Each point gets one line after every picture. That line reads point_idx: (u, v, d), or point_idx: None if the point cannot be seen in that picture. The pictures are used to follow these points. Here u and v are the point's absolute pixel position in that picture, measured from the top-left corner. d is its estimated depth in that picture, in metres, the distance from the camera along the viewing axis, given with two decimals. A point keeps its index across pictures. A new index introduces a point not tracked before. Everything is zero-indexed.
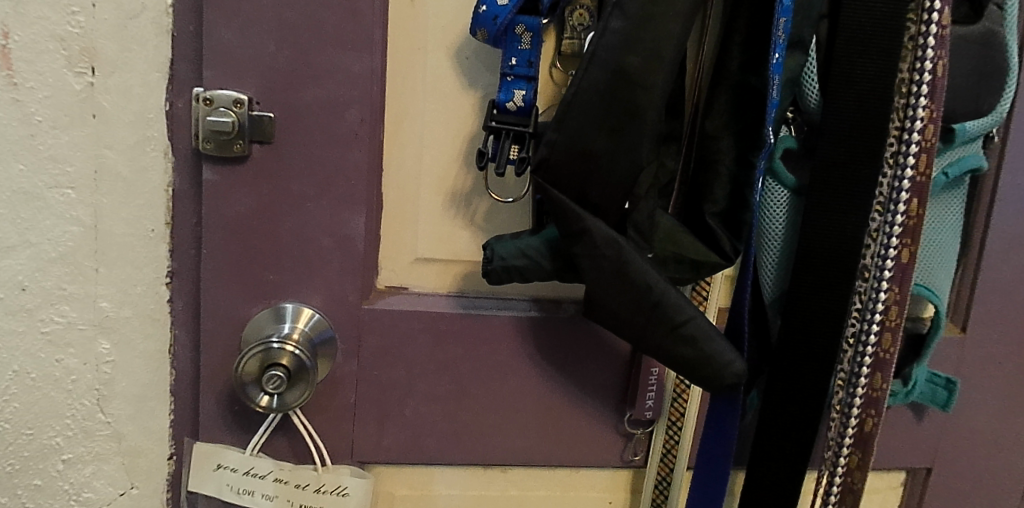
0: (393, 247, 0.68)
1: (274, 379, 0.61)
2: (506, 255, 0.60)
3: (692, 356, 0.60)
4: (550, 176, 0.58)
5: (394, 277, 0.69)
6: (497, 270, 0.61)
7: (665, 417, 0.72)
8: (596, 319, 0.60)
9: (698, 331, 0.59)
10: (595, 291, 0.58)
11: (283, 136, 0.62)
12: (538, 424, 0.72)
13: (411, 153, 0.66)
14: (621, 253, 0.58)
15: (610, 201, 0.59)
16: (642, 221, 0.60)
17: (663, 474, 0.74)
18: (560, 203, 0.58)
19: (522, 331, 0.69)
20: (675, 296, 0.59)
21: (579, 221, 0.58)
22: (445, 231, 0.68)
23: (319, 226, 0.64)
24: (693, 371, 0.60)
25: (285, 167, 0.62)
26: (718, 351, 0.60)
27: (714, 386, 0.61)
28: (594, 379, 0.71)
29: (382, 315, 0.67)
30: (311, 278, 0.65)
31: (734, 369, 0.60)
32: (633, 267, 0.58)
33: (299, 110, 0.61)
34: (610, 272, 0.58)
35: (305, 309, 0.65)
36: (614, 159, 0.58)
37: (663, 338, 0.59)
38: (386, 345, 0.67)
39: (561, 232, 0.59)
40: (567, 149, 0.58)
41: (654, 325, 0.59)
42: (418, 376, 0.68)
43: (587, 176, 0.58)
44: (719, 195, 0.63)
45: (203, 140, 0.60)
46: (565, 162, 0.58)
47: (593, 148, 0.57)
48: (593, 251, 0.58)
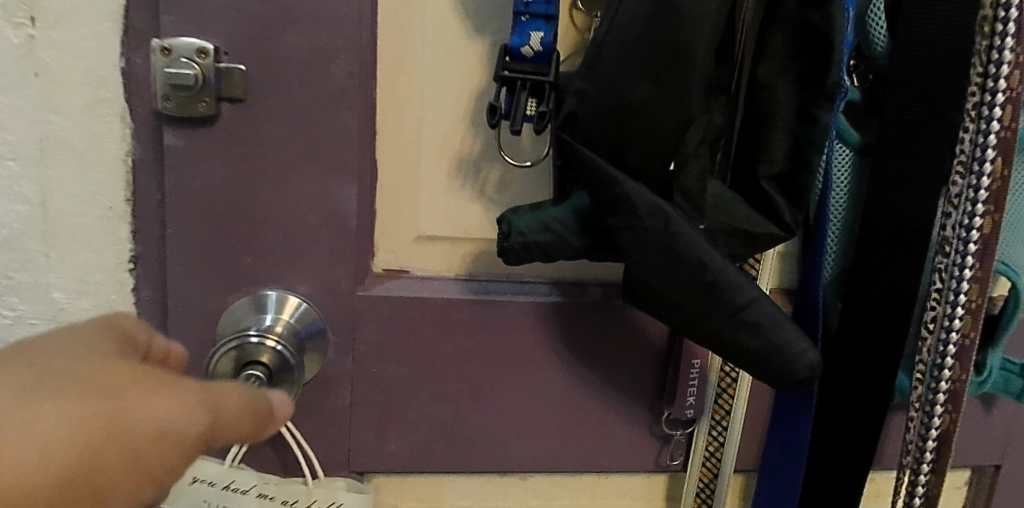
0: (390, 223, 0.59)
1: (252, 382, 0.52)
2: (526, 230, 0.51)
3: (756, 347, 0.50)
4: (580, 134, 0.49)
5: (394, 260, 0.60)
6: (515, 248, 0.51)
7: (708, 416, 0.63)
8: (640, 304, 0.50)
9: (763, 317, 0.50)
10: (638, 271, 0.49)
11: (257, 94, 0.52)
12: (561, 423, 0.63)
13: (409, 114, 0.56)
14: (667, 226, 0.48)
15: (651, 162, 0.49)
16: (691, 185, 0.50)
17: (706, 481, 0.64)
18: (593, 167, 0.48)
19: (542, 319, 0.59)
20: (733, 275, 0.49)
21: (616, 186, 0.48)
22: (451, 204, 0.58)
23: (304, 199, 0.54)
24: (755, 364, 0.51)
25: (261, 130, 0.53)
26: (787, 340, 0.50)
27: (783, 382, 0.52)
28: (625, 373, 0.62)
29: (379, 303, 0.57)
30: (296, 261, 0.55)
31: (808, 360, 0.51)
32: (682, 241, 0.48)
33: (276, 62, 0.52)
34: (654, 248, 0.48)
35: (291, 297, 0.56)
36: (653, 113, 0.47)
37: (722, 328, 0.50)
38: (383, 337, 0.58)
39: (594, 200, 0.49)
40: (598, 101, 0.48)
41: (710, 310, 0.49)
42: (423, 373, 0.59)
43: (623, 132, 0.48)
44: (776, 154, 0.54)
45: (163, 98, 0.51)
46: (595, 117, 0.48)
47: (629, 98, 0.47)
48: (634, 222, 0.48)
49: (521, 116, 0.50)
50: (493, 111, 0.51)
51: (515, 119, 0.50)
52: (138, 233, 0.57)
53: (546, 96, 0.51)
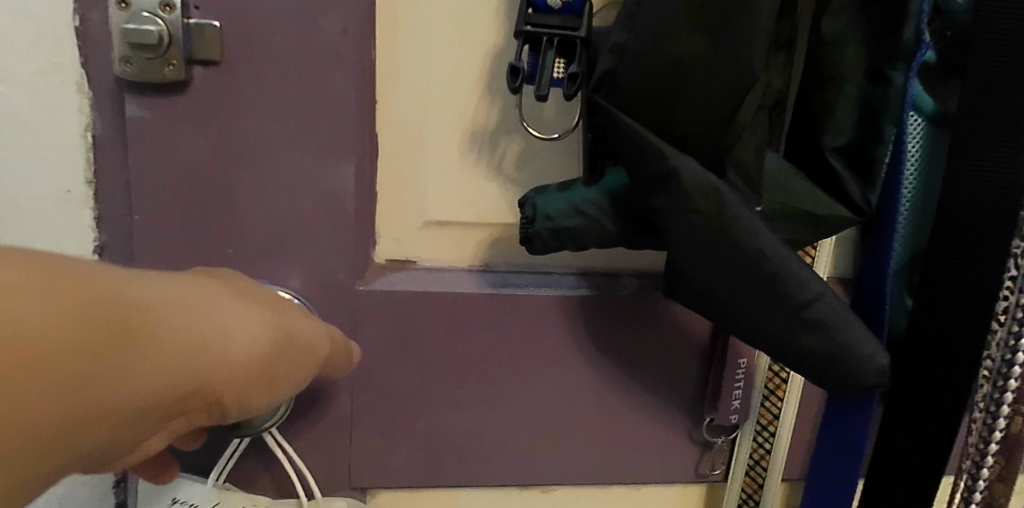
0: (393, 208, 0.51)
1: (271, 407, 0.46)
2: (554, 214, 0.43)
3: (822, 350, 0.42)
4: (619, 98, 0.41)
5: (399, 249, 0.52)
6: (541, 234, 0.44)
7: (754, 420, 0.56)
8: (687, 300, 0.43)
9: (830, 314, 0.42)
10: (685, 261, 0.41)
11: (236, 56, 0.44)
12: (589, 432, 0.55)
13: (414, 80, 0.48)
14: (722, 208, 0.40)
15: (703, 133, 0.41)
16: (748, 160, 0.42)
17: (750, 492, 0.58)
18: (639, 139, 0.40)
19: (569, 316, 0.52)
20: (796, 266, 0.41)
21: (661, 161, 0.40)
22: (463, 184, 0.50)
23: (293, 179, 0.46)
24: (819, 370, 0.43)
25: (241, 98, 0.45)
26: (855, 340, 0.43)
27: (850, 389, 0.44)
28: (662, 374, 0.55)
29: (382, 300, 0.49)
30: (286, 253, 0.48)
31: (879, 364, 0.43)
32: (739, 226, 0.40)
33: (257, 18, 0.43)
34: (706, 234, 0.40)
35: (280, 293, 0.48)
36: (707, 73, 0.40)
37: (782, 328, 0.42)
38: (388, 338, 0.50)
39: (634, 178, 0.41)
40: (643, 59, 0.40)
41: (769, 307, 0.42)
42: (432, 378, 0.52)
43: (672, 97, 0.40)
44: (843, 123, 0.47)
45: (122, 61, 0.43)
46: (639, 79, 0.40)
47: (680, 55, 0.40)
48: (684, 204, 0.40)
49: (548, 80, 0.42)
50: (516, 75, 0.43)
51: (541, 84, 0.42)
52: (104, 221, 0.49)
53: (578, 56, 0.43)
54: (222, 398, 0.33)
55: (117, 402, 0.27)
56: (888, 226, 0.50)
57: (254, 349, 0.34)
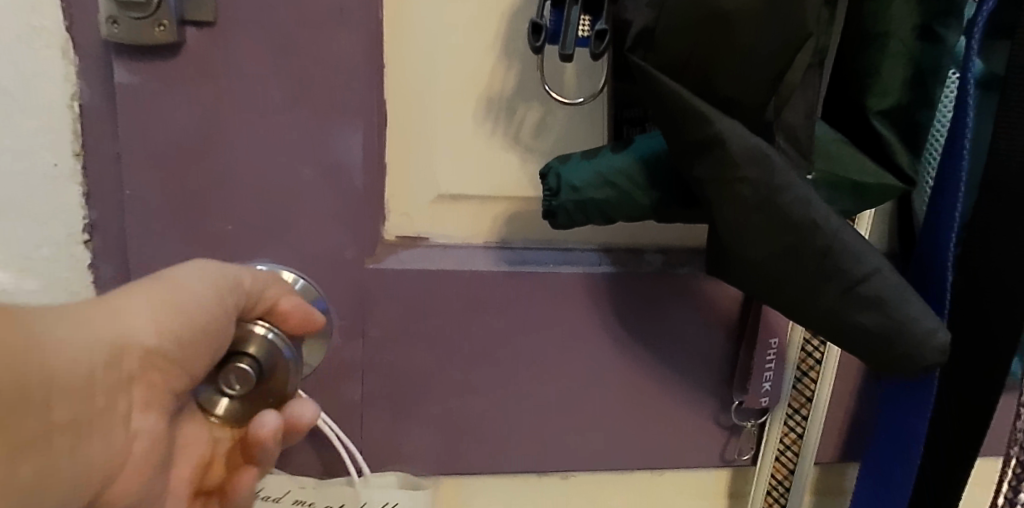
0: (405, 182, 0.47)
1: (238, 378, 0.41)
2: (580, 185, 0.40)
3: (876, 328, 0.39)
4: (658, 59, 0.37)
5: (410, 224, 0.48)
6: (567, 207, 0.41)
7: (785, 404, 0.53)
8: (729, 276, 0.40)
9: (882, 288, 0.39)
10: (730, 235, 0.38)
11: (233, 16, 0.40)
12: (611, 415, 0.53)
13: (426, 42, 0.44)
14: (770, 176, 0.37)
15: (750, 94, 0.37)
16: (797, 124, 0.40)
17: (779, 478, 0.55)
18: (681, 103, 0.37)
19: (591, 295, 0.49)
20: (852, 237, 0.39)
21: (705, 125, 0.37)
22: (477, 156, 0.47)
23: (297, 149, 0.43)
24: (869, 346, 0.40)
25: (239, 62, 0.41)
26: (914, 315, 0.40)
27: (906, 369, 0.41)
28: (688, 355, 0.52)
29: (392, 280, 0.46)
30: (292, 230, 0.45)
31: (941, 342, 0.40)
32: (789, 197, 0.37)
33: None
34: (752, 205, 0.37)
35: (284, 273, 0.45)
36: (758, 28, 0.36)
37: (832, 303, 0.39)
38: (400, 322, 0.47)
39: (675, 144, 0.38)
40: (686, 14, 0.36)
41: (818, 284, 0.39)
42: (447, 362, 0.49)
43: (716, 57, 0.37)
44: (890, 85, 0.43)
45: (109, 22, 0.39)
46: (679, 37, 0.36)
47: (729, 9, 0.35)
48: (728, 174, 0.37)
49: (573, 39, 0.39)
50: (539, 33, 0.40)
51: (568, 43, 0.39)
52: (98, 199, 0.46)
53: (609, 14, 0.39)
54: (177, 362, 0.37)
55: (34, 413, 0.31)
56: (943, 202, 0.45)
57: (177, 325, 0.36)
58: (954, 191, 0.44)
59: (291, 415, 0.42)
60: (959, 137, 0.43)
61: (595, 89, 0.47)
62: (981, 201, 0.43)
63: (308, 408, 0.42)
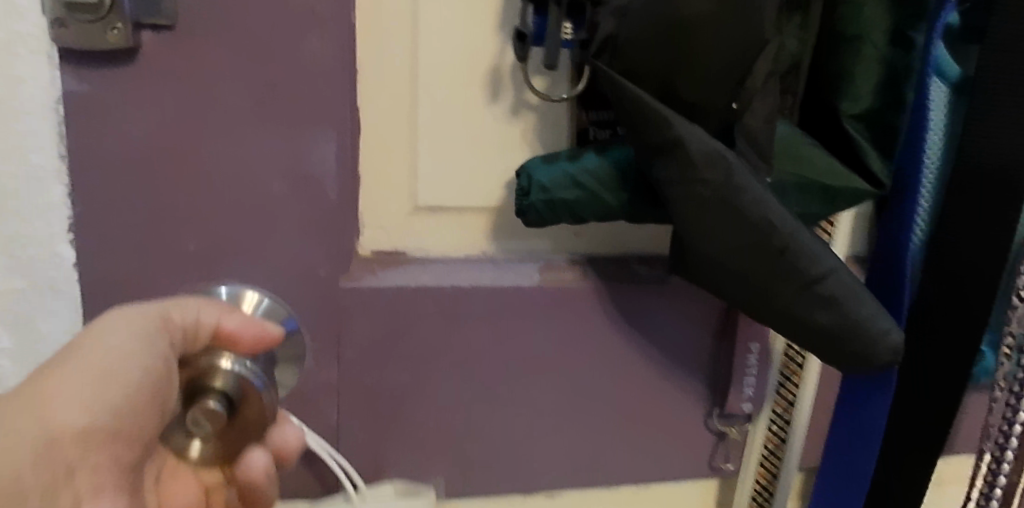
0: (380, 192, 0.44)
1: (206, 419, 0.36)
2: (549, 184, 0.39)
3: (828, 329, 0.37)
4: (622, 64, 0.36)
5: (387, 239, 0.45)
6: (535, 208, 0.39)
7: (768, 409, 0.52)
8: (687, 274, 0.38)
9: (842, 288, 0.37)
10: (687, 233, 0.36)
11: (195, 20, 0.37)
12: (599, 430, 0.51)
13: (401, 49, 0.42)
14: (728, 181, 0.35)
15: (714, 97, 0.37)
16: (758, 127, 0.38)
17: (763, 483, 0.54)
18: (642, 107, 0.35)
19: (576, 308, 0.47)
20: (807, 237, 0.36)
21: (666, 126, 0.35)
22: (455, 168, 0.45)
23: (266, 161, 0.40)
24: (834, 350, 0.38)
25: (202, 70, 0.38)
26: (868, 315, 0.37)
27: (858, 368, 0.39)
28: (674, 366, 0.51)
29: (369, 299, 0.44)
30: (262, 247, 0.42)
31: (894, 342, 0.38)
32: (748, 198, 0.35)
33: None
34: (713, 208, 0.35)
35: (248, 293, 0.42)
36: (721, 31, 0.35)
37: (785, 303, 0.36)
38: (378, 341, 0.45)
39: (638, 143, 0.37)
40: (644, 18, 0.35)
41: (769, 284, 0.36)
42: (429, 382, 0.46)
43: (680, 61, 0.36)
44: (864, 90, 0.42)
45: (56, 25, 0.35)
46: (640, 42, 0.35)
47: (689, 11, 0.34)
48: (687, 174, 0.35)
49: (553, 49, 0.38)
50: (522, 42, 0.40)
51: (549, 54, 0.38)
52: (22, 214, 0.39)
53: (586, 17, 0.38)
54: (124, 428, 0.33)
55: None
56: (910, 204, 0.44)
57: (109, 392, 0.32)
58: (917, 193, 0.44)
59: (276, 443, 0.39)
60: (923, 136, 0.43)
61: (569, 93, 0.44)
62: (948, 201, 0.42)
63: (293, 432, 0.40)
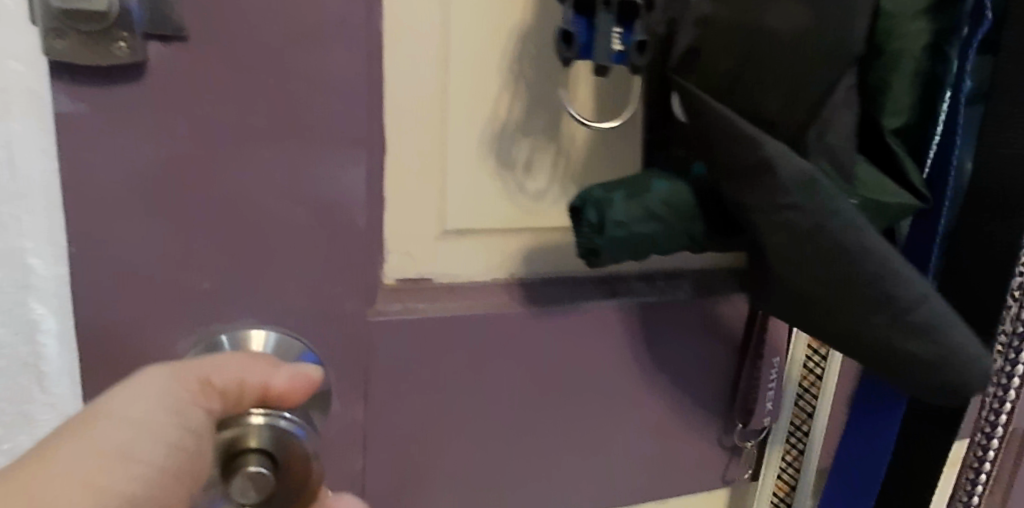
0: (405, 216, 0.41)
1: (253, 485, 0.32)
2: (627, 220, 0.35)
3: (923, 357, 0.35)
4: (704, 80, 0.35)
5: (412, 266, 0.42)
6: (608, 245, 0.35)
7: (787, 420, 0.52)
8: None
9: (929, 312, 0.35)
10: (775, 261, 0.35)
11: (213, 31, 0.33)
12: (625, 455, 0.49)
13: (432, 61, 0.39)
14: (819, 204, 0.34)
15: (791, 116, 0.36)
16: (835, 147, 0.37)
17: (781, 495, 0.54)
18: (730, 128, 0.34)
19: (608, 328, 0.45)
20: (896, 261, 0.35)
21: (756, 148, 0.34)
22: (492, 188, 0.42)
23: (289, 188, 0.36)
24: (926, 376, 0.36)
25: (220, 87, 0.34)
26: (959, 341, 0.36)
27: (950, 400, 0.37)
28: (700, 383, 0.49)
29: (399, 332, 0.40)
30: (280, 283, 0.37)
31: (983, 366, 0.36)
32: (842, 219, 0.34)
33: None
34: (803, 234, 0.34)
35: (257, 331, 0.37)
36: (799, 49, 0.34)
37: (878, 331, 0.35)
38: (407, 377, 0.41)
39: (723, 169, 0.35)
40: (722, 34, 0.34)
41: (863, 311, 0.35)
42: (457, 417, 0.43)
43: (759, 76, 0.35)
44: (902, 99, 0.41)
45: (51, 36, 0.30)
46: (719, 57, 0.34)
47: (766, 27, 0.34)
48: (776, 201, 0.34)
49: (610, 54, 0.35)
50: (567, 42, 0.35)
51: (602, 58, 0.35)
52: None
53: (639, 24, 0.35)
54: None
55: None
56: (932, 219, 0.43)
57: (138, 470, 0.27)
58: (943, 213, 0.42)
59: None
60: (947, 156, 0.42)
61: (617, 110, 0.43)
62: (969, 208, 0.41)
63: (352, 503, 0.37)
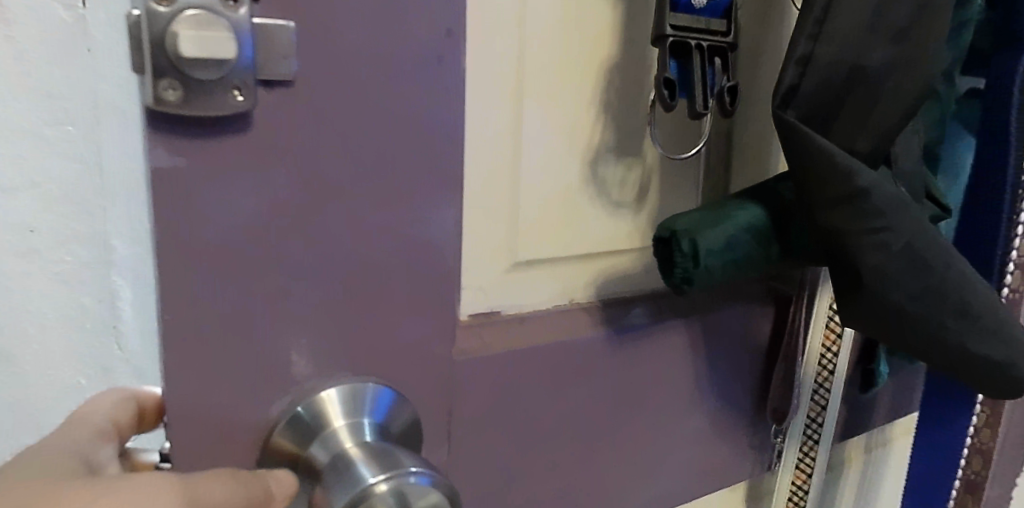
0: (479, 250, 0.40)
1: None
2: (717, 245, 0.41)
3: (984, 348, 0.43)
4: (806, 115, 0.40)
5: (483, 299, 0.41)
6: (708, 269, 0.41)
7: (803, 413, 0.56)
8: (863, 315, 0.43)
9: (991, 307, 0.43)
10: (873, 275, 0.41)
11: (320, 72, 0.31)
12: (677, 465, 0.50)
13: (507, 92, 0.39)
14: (903, 222, 0.41)
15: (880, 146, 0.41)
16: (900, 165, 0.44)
17: (799, 483, 0.57)
18: (830, 160, 0.40)
19: (659, 347, 0.46)
20: (959, 267, 0.43)
21: (851, 178, 0.40)
22: (557, 218, 0.42)
23: (385, 231, 0.35)
24: (989, 367, 0.44)
25: (325, 132, 0.32)
26: (1014, 329, 0.44)
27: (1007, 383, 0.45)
28: (736, 388, 0.52)
29: (484, 368, 0.40)
30: (376, 330, 0.36)
31: None
32: (921, 236, 0.41)
33: (350, 19, 0.31)
34: (894, 251, 0.41)
35: (341, 388, 0.35)
36: (896, 84, 0.40)
37: (951, 330, 0.43)
38: (490, 412, 0.41)
39: (823, 195, 0.40)
40: (830, 72, 0.40)
41: (937, 316, 0.42)
42: (534, 447, 0.43)
43: (847, 112, 0.41)
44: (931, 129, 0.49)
45: (162, 83, 0.27)
46: (825, 91, 0.40)
47: (868, 65, 0.40)
48: (868, 224, 0.40)
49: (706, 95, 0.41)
50: (668, 88, 0.40)
51: (702, 98, 0.41)
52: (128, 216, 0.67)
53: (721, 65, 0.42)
54: None
55: None
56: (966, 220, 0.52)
57: None
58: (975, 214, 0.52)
59: None
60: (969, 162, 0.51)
61: (688, 139, 0.47)
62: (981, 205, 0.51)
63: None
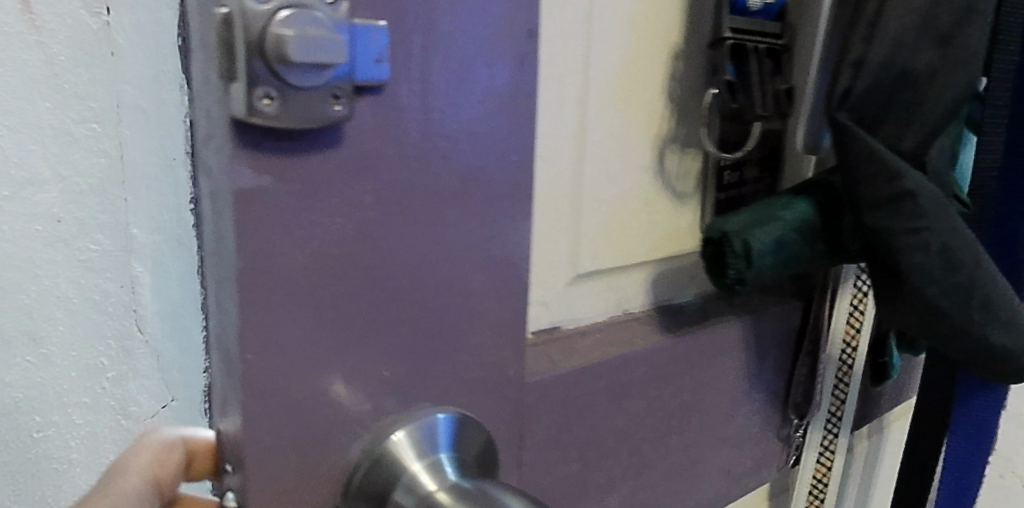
0: (542, 263, 0.38)
1: None
2: (771, 245, 0.41)
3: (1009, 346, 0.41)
4: (855, 115, 0.39)
5: (545, 315, 0.40)
6: (760, 272, 0.41)
7: (824, 408, 0.57)
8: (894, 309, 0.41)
9: (1013, 305, 0.41)
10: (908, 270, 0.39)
11: (406, 78, 0.28)
12: (714, 468, 0.50)
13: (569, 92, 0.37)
14: (944, 219, 0.39)
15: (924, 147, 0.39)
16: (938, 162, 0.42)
17: (820, 475, 0.59)
18: (875, 159, 0.38)
19: (709, 351, 0.45)
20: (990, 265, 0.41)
21: (899, 176, 0.38)
22: (615, 226, 0.41)
23: (463, 248, 0.32)
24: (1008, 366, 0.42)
25: (409, 142, 0.29)
26: None
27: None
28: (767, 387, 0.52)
29: (552, 386, 0.37)
30: (452, 355, 0.33)
31: None
32: (959, 234, 0.39)
33: (437, 19, 0.28)
34: (931, 247, 0.39)
35: (415, 423, 0.32)
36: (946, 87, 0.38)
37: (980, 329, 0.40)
38: (556, 432, 0.38)
39: (867, 190, 0.39)
40: (883, 72, 0.38)
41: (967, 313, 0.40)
42: (594, 464, 0.41)
43: (899, 113, 0.39)
44: None
45: (259, 91, 0.23)
46: (877, 93, 0.38)
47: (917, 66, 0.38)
48: (908, 219, 0.39)
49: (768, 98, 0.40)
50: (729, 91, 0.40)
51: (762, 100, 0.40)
52: None
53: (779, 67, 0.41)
54: None
55: None
56: None
57: None
58: None
59: None
60: None
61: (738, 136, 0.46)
62: None
63: None
